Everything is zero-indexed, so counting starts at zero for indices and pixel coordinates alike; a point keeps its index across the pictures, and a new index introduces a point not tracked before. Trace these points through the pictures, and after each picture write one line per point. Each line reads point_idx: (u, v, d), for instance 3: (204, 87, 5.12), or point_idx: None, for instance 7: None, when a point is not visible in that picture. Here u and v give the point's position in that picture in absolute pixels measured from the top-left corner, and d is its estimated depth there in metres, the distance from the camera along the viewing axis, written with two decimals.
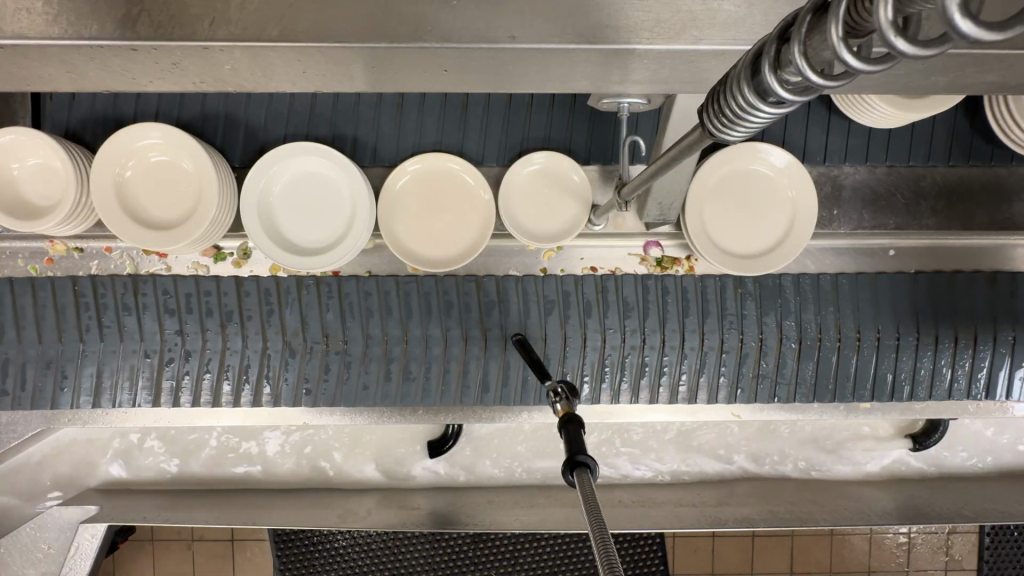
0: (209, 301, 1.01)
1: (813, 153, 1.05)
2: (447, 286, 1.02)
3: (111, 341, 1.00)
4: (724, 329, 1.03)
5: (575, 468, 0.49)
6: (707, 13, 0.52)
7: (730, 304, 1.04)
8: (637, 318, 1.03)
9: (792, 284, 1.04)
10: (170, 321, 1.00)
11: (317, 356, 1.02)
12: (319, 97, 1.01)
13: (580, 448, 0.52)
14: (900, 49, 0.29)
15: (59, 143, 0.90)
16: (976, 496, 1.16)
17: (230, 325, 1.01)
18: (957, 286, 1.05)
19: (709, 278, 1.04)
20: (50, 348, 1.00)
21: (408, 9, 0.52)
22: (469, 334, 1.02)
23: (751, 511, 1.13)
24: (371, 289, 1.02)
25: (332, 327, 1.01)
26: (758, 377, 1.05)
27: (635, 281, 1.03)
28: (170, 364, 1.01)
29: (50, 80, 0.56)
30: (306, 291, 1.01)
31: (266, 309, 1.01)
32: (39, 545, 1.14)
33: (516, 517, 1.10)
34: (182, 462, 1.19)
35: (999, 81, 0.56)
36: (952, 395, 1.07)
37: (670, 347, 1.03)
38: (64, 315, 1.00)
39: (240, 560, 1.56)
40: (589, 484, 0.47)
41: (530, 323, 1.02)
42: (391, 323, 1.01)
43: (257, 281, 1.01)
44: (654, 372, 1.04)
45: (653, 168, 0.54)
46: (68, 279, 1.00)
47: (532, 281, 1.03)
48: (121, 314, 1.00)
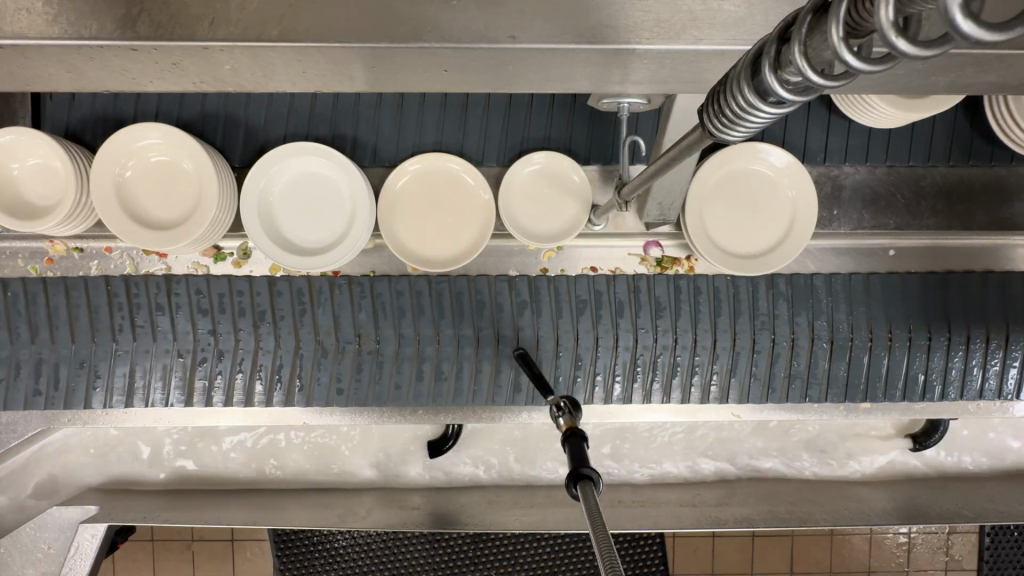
0: (242, 301, 1.01)
1: (813, 153, 1.05)
2: (479, 285, 1.02)
3: (144, 340, 1.00)
4: (756, 329, 1.03)
5: (578, 481, 0.49)
6: (707, 13, 0.52)
7: (763, 304, 1.04)
8: (670, 318, 1.03)
9: (824, 284, 1.04)
10: (203, 321, 1.00)
11: (348, 356, 1.02)
12: (318, 96, 1.01)
13: (584, 462, 0.52)
14: (900, 49, 0.29)
15: (59, 142, 0.90)
16: (977, 497, 1.16)
17: (263, 324, 1.01)
18: (958, 286, 1.05)
19: (742, 278, 1.03)
20: (83, 348, 1.00)
21: (408, 9, 0.52)
22: (502, 334, 1.02)
23: (751, 511, 1.13)
24: (404, 288, 1.02)
25: (364, 327, 1.01)
26: (790, 377, 1.05)
27: (666, 281, 1.04)
28: (204, 363, 1.01)
29: (50, 80, 0.56)
30: (339, 291, 1.01)
31: (299, 309, 1.01)
32: (39, 545, 1.11)
33: (516, 517, 1.10)
34: (184, 461, 1.19)
35: (1000, 81, 0.56)
36: (952, 394, 1.07)
37: (702, 347, 1.03)
38: (97, 314, 1.00)
39: (239, 561, 1.56)
40: (593, 496, 0.46)
41: (562, 323, 1.02)
42: (424, 322, 1.01)
43: (290, 281, 1.01)
44: (686, 372, 1.04)
45: (653, 168, 0.54)
46: (101, 279, 1.00)
47: (563, 281, 1.03)
48: (154, 314, 1.00)
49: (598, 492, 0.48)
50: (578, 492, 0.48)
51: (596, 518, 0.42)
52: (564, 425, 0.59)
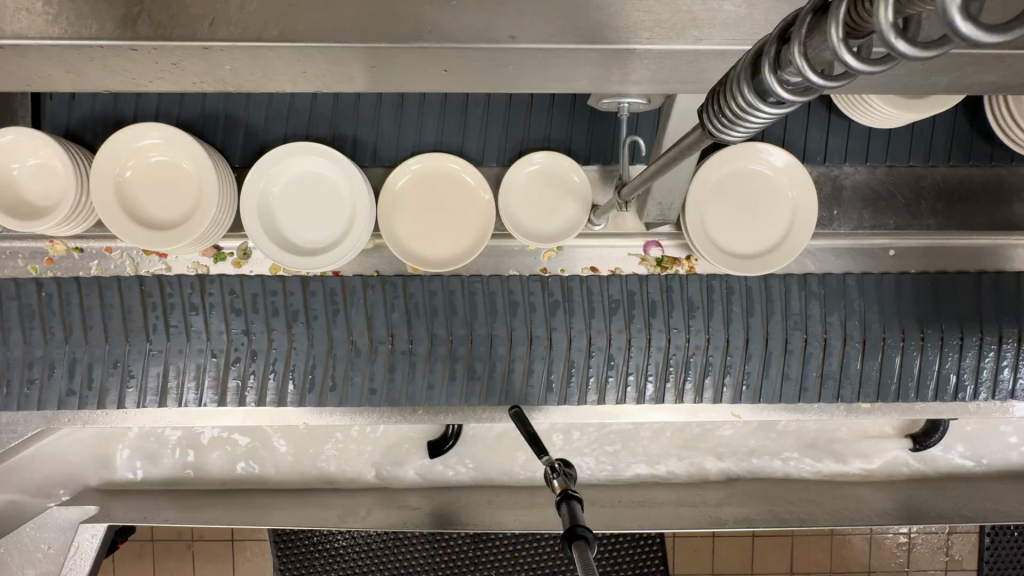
0: (275, 300, 1.01)
1: (813, 153, 1.05)
2: (512, 285, 1.02)
3: (177, 340, 1.00)
4: (789, 329, 1.03)
5: (574, 541, 0.53)
6: (707, 12, 0.52)
7: (796, 305, 1.03)
8: (702, 318, 1.02)
9: (856, 284, 1.04)
10: (236, 321, 1.00)
11: (381, 356, 1.01)
12: (318, 97, 1.01)
13: (580, 525, 0.55)
14: (900, 50, 0.28)
15: (59, 142, 0.90)
16: (977, 497, 1.16)
17: (296, 324, 1.00)
18: (961, 285, 1.05)
19: (774, 278, 1.04)
20: (116, 347, 0.99)
21: (408, 9, 0.52)
22: (534, 334, 1.01)
23: (751, 511, 1.13)
24: (437, 288, 1.01)
25: (397, 327, 1.01)
26: (823, 377, 1.05)
27: (699, 281, 1.03)
28: (237, 364, 1.01)
29: (49, 79, 0.56)
30: (372, 291, 1.01)
31: (332, 308, 1.01)
32: (38, 545, 1.11)
33: (515, 517, 1.10)
34: (186, 461, 1.19)
35: (999, 81, 0.56)
36: (956, 395, 1.06)
37: (735, 348, 1.03)
38: (131, 314, 1.00)
39: (239, 561, 1.56)
40: (587, 553, 0.50)
41: (594, 322, 1.02)
42: (456, 322, 1.01)
43: (323, 281, 1.01)
44: (718, 372, 1.04)
45: (653, 168, 0.54)
46: (135, 279, 1.00)
47: (596, 280, 1.03)
48: (188, 314, 1.00)
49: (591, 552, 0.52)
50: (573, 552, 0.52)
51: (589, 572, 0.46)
52: (559, 485, 0.63)
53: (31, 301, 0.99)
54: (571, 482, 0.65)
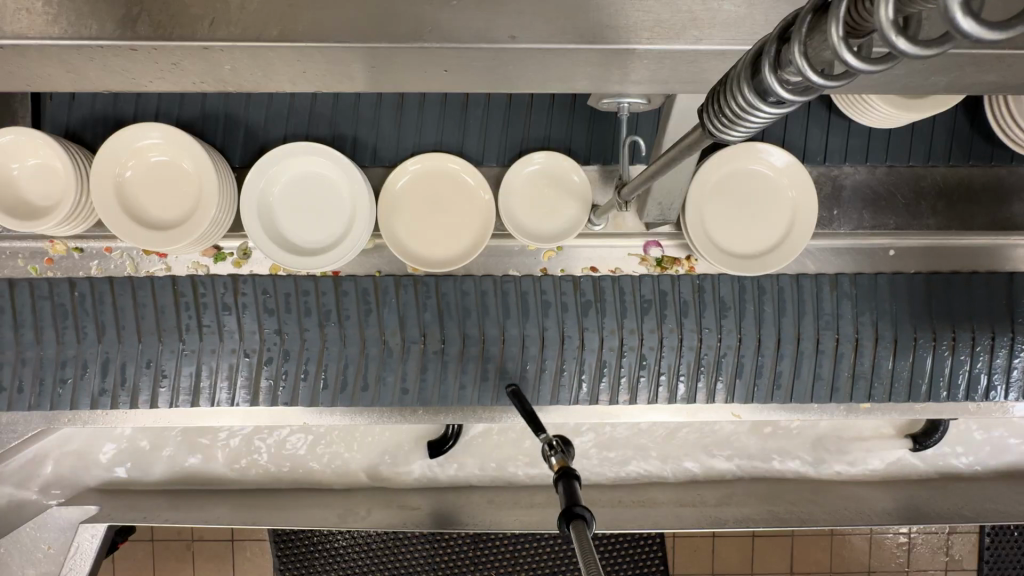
0: (308, 300, 1.01)
1: (813, 153, 1.05)
2: (544, 285, 1.03)
3: (210, 340, 1.00)
4: (821, 329, 1.03)
5: (572, 520, 0.53)
6: (707, 12, 0.52)
7: (827, 305, 1.04)
8: (734, 318, 1.02)
9: (888, 284, 1.04)
10: (269, 320, 1.00)
11: (414, 356, 1.01)
12: (318, 97, 1.01)
13: (577, 501, 0.55)
14: (901, 49, 0.28)
15: (59, 142, 0.90)
16: (978, 497, 1.16)
17: (329, 324, 1.00)
18: (964, 285, 1.05)
19: (806, 278, 1.04)
20: (150, 347, 1.00)
21: (408, 9, 0.52)
22: (567, 334, 1.02)
23: (751, 511, 1.13)
24: (469, 289, 1.02)
25: (429, 327, 1.01)
26: (854, 377, 1.05)
27: (731, 281, 1.03)
28: (270, 364, 1.01)
29: (50, 79, 0.56)
30: (404, 291, 1.01)
31: (364, 308, 1.01)
32: (38, 545, 1.11)
33: (516, 518, 1.10)
34: (188, 461, 1.19)
35: (1000, 81, 0.56)
36: (957, 395, 1.06)
37: (766, 348, 1.03)
38: (164, 314, 1.00)
39: (239, 561, 1.56)
40: (585, 534, 0.50)
41: (626, 323, 1.02)
42: (488, 322, 1.01)
43: (355, 281, 1.01)
44: (750, 374, 1.04)
45: (653, 168, 0.54)
46: (169, 279, 1.00)
47: (628, 279, 1.03)
48: (221, 314, 1.00)
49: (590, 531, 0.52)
50: (571, 531, 0.52)
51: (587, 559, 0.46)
52: (558, 463, 0.63)
53: (65, 301, 0.99)
54: (569, 459, 0.65)
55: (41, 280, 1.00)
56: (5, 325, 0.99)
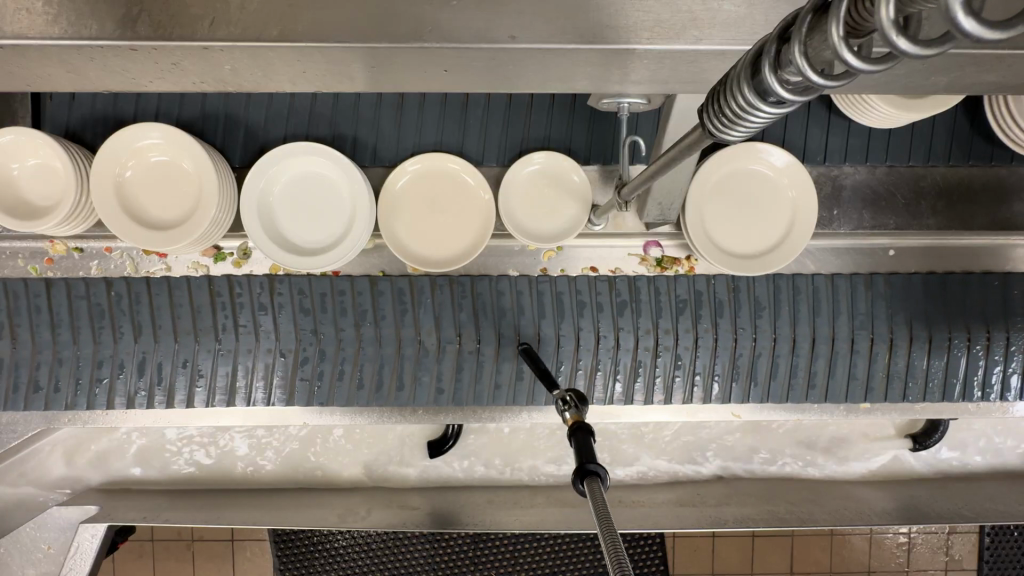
0: (344, 300, 1.01)
1: (813, 153, 1.05)
2: (580, 285, 1.03)
3: (246, 340, 1.00)
4: (856, 329, 1.03)
5: (585, 477, 0.49)
6: (707, 12, 0.52)
7: (862, 305, 1.04)
8: (769, 318, 1.03)
9: (922, 283, 1.05)
10: (306, 320, 1.00)
11: (449, 356, 1.01)
12: (318, 96, 1.01)
13: (590, 455, 0.51)
14: (901, 49, 0.28)
15: (58, 142, 0.90)
16: (978, 497, 1.16)
17: (364, 324, 1.01)
18: (967, 286, 1.05)
19: (841, 277, 1.04)
20: (186, 347, 1.00)
21: (408, 9, 0.52)
22: (602, 334, 1.02)
23: (751, 511, 1.13)
24: (505, 289, 1.02)
25: (465, 327, 1.01)
26: (889, 376, 1.05)
27: (766, 281, 1.03)
28: (306, 364, 1.01)
29: (50, 79, 0.56)
30: (440, 291, 1.01)
31: (400, 309, 1.01)
32: (39, 545, 1.12)
33: (515, 518, 1.10)
34: (191, 461, 1.19)
35: (1000, 81, 0.56)
36: (960, 395, 1.06)
37: (801, 348, 1.03)
38: (200, 314, 1.00)
39: (239, 561, 1.56)
40: (598, 491, 0.47)
41: (662, 323, 1.02)
42: (524, 322, 1.01)
43: (391, 282, 1.01)
44: (785, 375, 1.04)
45: (653, 168, 0.54)
46: (205, 278, 1.00)
47: (663, 279, 1.03)
48: (257, 314, 1.00)
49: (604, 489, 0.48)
50: (584, 489, 0.48)
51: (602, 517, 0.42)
52: (570, 417, 0.59)
53: (101, 301, 0.99)
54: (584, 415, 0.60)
55: (77, 279, 1.00)
56: (41, 325, 0.99)
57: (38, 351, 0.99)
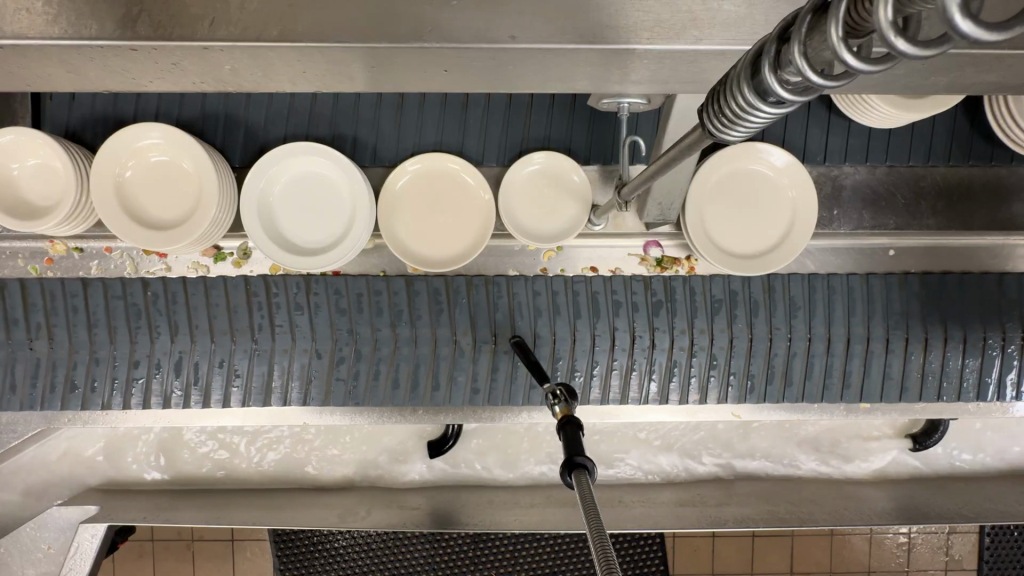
0: (379, 300, 1.01)
1: (813, 153, 1.05)
2: (615, 285, 1.03)
3: (282, 340, 1.00)
4: (891, 329, 1.03)
5: (573, 470, 0.49)
6: (707, 13, 0.52)
7: (897, 304, 1.04)
8: (805, 318, 1.03)
9: (957, 282, 1.04)
10: (342, 320, 1.00)
11: (484, 355, 1.01)
12: (318, 96, 1.01)
13: (578, 449, 0.51)
14: (900, 50, 0.28)
15: (59, 142, 0.90)
16: (978, 497, 1.16)
17: (400, 324, 1.00)
18: (971, 286, 1.05)
19: (876, 277, 1.04)
20: (223, 347, 1.00)
21: (408, 9, 0.52)
22: (637, 334, 1.02)
23: (751, 511, 1.13)
24: (541, 289, 1.02)
25: (501, 327, 1.01)
26: (924, 375, 1.05)
27: (802, 280, 1.03)
28: (342, 363, 1.01)
29: (50, 79, 0.56)
30: (476, 291, 1.01)
31: (436, 309, 1.01)
32: (39, 545, 1.12)
33: (515, 517, 1.10)
34: (193, 461, 1.19)
35: (1000, 81, 0.56)
36: (963, 395, 1.06)
37: (836, 348, 1.03)
38: (236, 314, 1.00)
39: (239, 561, 1.56)
40: (586, 486, 0.46)
41: (697, 322, 1.02)
42: (560, 322, 1.01)
43: (427, 281, 1.01)
44: (820, 375, 1.04)
45: (653, 168, 0.54)
46: (241, 279, 1.00)
47: (699, 280, 1.03)
48: (294, 314, 1.00)
49: (592, 481, 0.48)
50: (571, 482, 0.48)
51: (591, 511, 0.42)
52: (560, 411, 0.59)
53: (137, 301, 0.99)
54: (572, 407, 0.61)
55: (115, 279, 1.00)
56: (79, 325, 0.99)
57: (74, 351, 0.99)
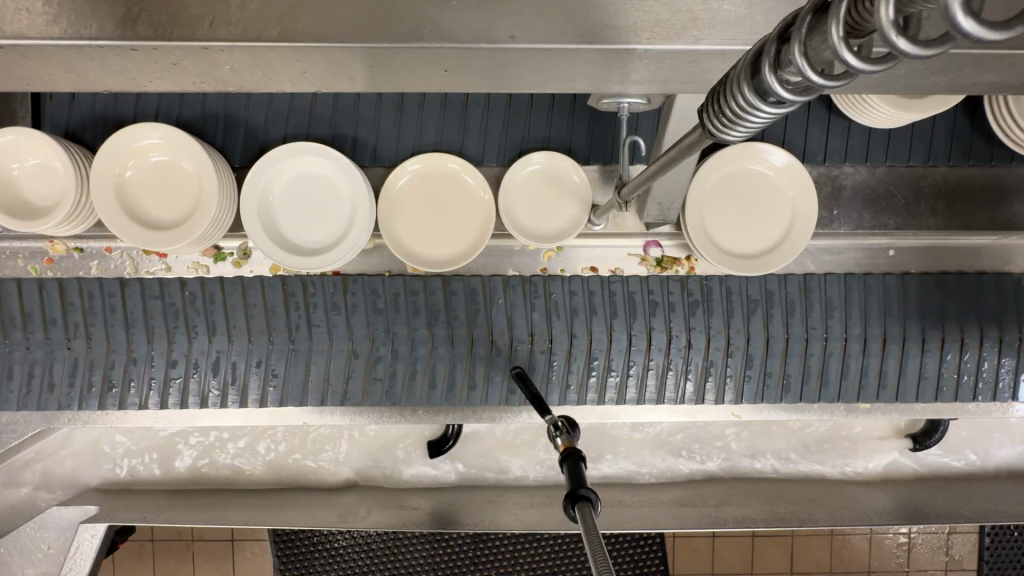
0: (416, 300, 1.01)
1: (813, 152, 1.05)
2: (652, 285, 1.03)
3: (319, 340, 1.00)
4: (926, 329, 1.04)
5: (577, 502, 0.51)
6: (707, 13, 0.52)
7: (933, 304, 1.04)
8: (840, 318, 1.03)
9: (993, 282, 1.05)
10: (379, 320, 1.01)
11: (521, 355, 1.02)
12: (318, 96, 1.01)
13: (583, 481, 0.53)
14: (901, 49, 0.28)
15: (58, 142, 0.90)
16: (978, 498, 1.16)
17: (437, 324, 1.01)
18: (977, 287, 1.05)
19: (911, 278, 1.05)
20: (260, 347, 1.00)
21: (409, 9, 0.52)
22: (673, 334, 1.02)
23: (751, 511, 1.13)
24: (577, 289, 1.03)
25: (537, 327, 1.02)
26: (959, 375, 1.06)
27: (837, 280, 1.04)
28: (379, 363, 1.01)
29: (50, 79, 0.56)
30: (513, 291, 1.02)
31: (472, 309, 1.01)
32: (38, 545, 1.12)
33: (516, 517, 1.10)
34: (194, 461, 1.19)
35: (999, 81, 0.56)
36: (965, 394, 1.07)
37: (872, 348, 1.04)
38: (274, 314, 1.00)
39: (239, 561, 1.56)
40: (590, 516, 0.48)
41: (733, 322, 1.02)
42: (597, 322, 1.02)
43: (464, 281, 1.02)
44: (855, 375, 1.05)
45: (653, 168, 0.54)
46: (278, 279, 1.00)
47: (735, 280, 1.03)
48: (331, 314, 1.00)
49: (595, 512, 0.50)
50: (576, 514, 0.50)
51: (593, 536, 0.44)
52: (563, 444, 0.60)
53: (175, 302, 0.99)
54: (575, 439, 0.63)
55: (152, 279, 1.00)
56: (116, 324, 0.99)
57: (113, 351, 0.99)
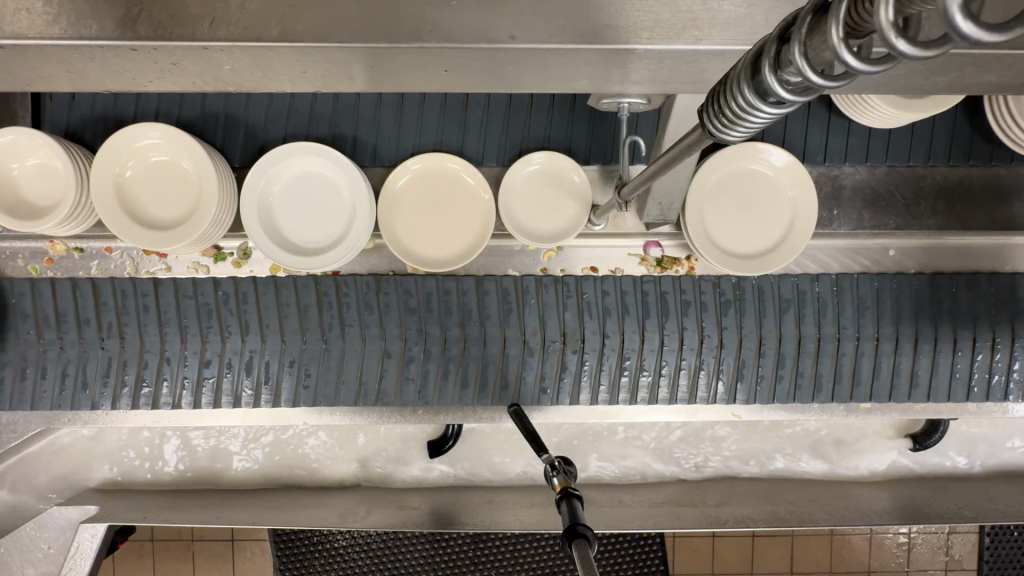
0: (449, 300, 1.01)
1: (813, 152, 1.05)
2: (683, 285, 1.03)
3: (353, 340, 1.00)
4: (957, 329, 1.04)
5: (574, 538, 0.52)
6: (707, 13, 0.52)
7: (964, 304, 1.04)
8: (872, 318, 1.03)
9: None
10: (412, 320, 1.01)
11: (553, 356, 1.02)
12: (318, 96, 1.01)
13: (580, 522, 0.55)
14: (901, 50, 0.28)
15: (58, 142, 0.90)
16: (978, 497, 1.15)
17: (470, 324, 1.01)
18: (982, 287, 1.05)
19: (943, 278, 1.04)
20: (293, 347, 1.00)
21: (409, 9, 0.52)
22: (705, 334, 1.02)
23: (751, 511, 1.13)
24: (609, 289, 1.03)
25: (570, 327, 1.02)
26: (992, 374, 1.06)
27: (870, 281, 1.04)
28: (411, 363, 1.01)
29: (50, 79, 0.56)
30: (546, 291, 1.02)
31: (505, 308, 1.02)
32: (39, 545, 1.12)
33: (515, 517, 1.09)
34: (194, 460, 1.19)
35: (999, 81, 0.56)
36: (969, 394, 1.07)
37: (904, 347, 1.04)
38: (306, 314, 1.00)
39: (240, 562, 1.56)
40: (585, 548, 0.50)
41: (766, 322, 1.03)
42: (630, 322, 1.02)
43: (497, 281, 1.02)
44: (887, 375, 1.05)
45: (653, 168, 0.54)
46: (311, 279, 1.00)
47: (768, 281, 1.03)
48: (363, 314, 1.01)
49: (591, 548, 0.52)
50: (572, 547, 0.51)
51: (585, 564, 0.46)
52: (559, 483, 0.63)
53: (208, 301, 1.00)
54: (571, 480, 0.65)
55: (183, 279, 1.00)
56: (150, 324, 0.99)
57: (146, 351, 1.00)
